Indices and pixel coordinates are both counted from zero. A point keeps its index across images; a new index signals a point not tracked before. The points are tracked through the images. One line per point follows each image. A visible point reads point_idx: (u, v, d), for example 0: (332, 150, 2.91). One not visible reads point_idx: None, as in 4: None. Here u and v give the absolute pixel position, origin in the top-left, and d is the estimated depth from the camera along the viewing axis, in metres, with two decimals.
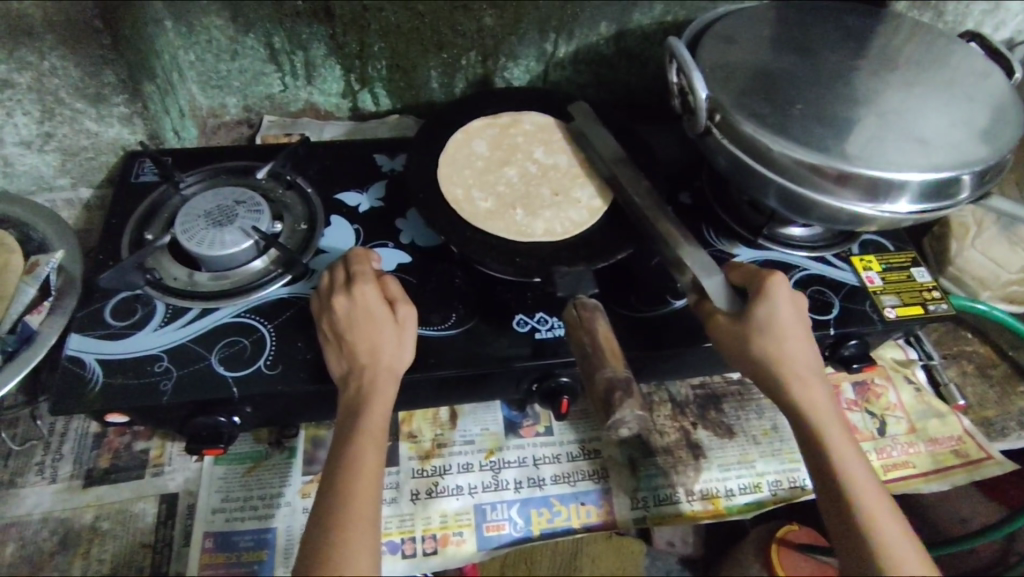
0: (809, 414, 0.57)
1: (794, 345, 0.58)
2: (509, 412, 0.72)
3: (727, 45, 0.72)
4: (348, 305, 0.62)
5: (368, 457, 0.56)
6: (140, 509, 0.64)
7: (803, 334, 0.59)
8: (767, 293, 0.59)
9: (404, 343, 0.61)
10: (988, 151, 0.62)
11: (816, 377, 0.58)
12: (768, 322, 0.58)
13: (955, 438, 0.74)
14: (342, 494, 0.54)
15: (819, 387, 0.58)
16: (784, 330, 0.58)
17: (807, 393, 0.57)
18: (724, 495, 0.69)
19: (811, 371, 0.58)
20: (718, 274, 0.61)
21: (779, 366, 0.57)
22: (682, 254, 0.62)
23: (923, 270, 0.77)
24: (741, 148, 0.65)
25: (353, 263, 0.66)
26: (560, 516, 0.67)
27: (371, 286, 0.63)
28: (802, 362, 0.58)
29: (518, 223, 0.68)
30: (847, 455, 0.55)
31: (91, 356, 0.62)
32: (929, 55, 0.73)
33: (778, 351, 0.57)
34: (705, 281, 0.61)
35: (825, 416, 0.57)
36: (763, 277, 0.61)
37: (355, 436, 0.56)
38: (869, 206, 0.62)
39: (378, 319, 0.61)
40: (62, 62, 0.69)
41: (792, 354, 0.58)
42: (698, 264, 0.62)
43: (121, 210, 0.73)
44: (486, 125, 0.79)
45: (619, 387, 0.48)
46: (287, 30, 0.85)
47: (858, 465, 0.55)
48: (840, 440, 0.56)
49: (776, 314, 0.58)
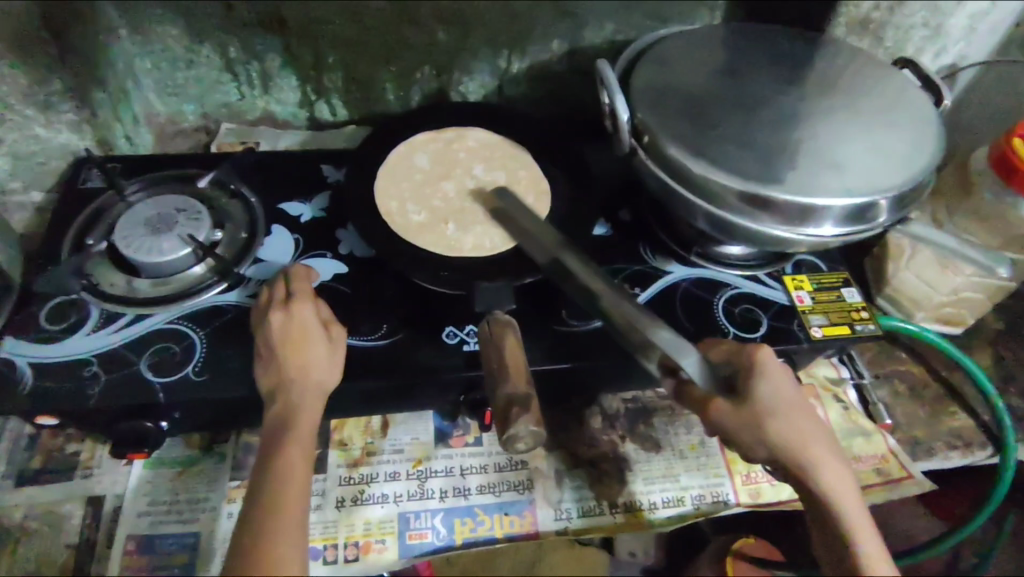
0: (830, 494, 0.56)
1: (805, 423, 0.57)
2: (440, 422, 0.74)
3: (661, 67, 0.74)
4: (284, 325, 0.62)
5: (297, 470, 0.56)
6: (67, 511, 0.65)
7: (809, 410, 0.58)
8: (765, 372, 0.58)
9: (334, 363, 0.62)
10: (901, 177, 0.63)
11: (828, 453, 0.57)
12: (774, 403, 0.57)
13: (878, 457, 0.75)
14: (271, 493, 0.54)
15: (833, 461, 0.57)
16: (793, 410, 0.57)
17: (826, 472, 0.56)
18: (648, 508, 0.70)
19: (824, 449, 0.57)
20: (693, 353, 0.54)
21: (797, 448, 0.56)
22: (654, 337, 0.54)
23: (854, 290, 0.78)
24: (666, 170, 0.66)
25: (293, 280, 0.67)
26: (483, 526, 0.68)
27: (308, 305, 0.64)
28: (815, 440, 0.57)
29: (448, 237, 0.70)
30: (869, 534, 0.55)
31: (22, 359, 0.64)
32: (858, 81, 0.74)
33: (793, 433, 0.57)
34: (686, 366, 0.53)
35: (844, 495, 0.56)
36: (755, 353, 0.60)
37: (277, 443, 0.57)
38: (787, 229, 0.64)
39: (312, 335, 0.62)
40: (10, 70, 0.70)
41: (805, 435, 0.57)
42: (671, 345, 0.54)
43: (64, 216, 0.74)
44: (430, 139, 0.81)
45: (516, 403, 0.50)
46: (242, 40, 0.87)
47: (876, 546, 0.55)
48: (860, 517, 0.56)
49: (778, 392, 0.58)
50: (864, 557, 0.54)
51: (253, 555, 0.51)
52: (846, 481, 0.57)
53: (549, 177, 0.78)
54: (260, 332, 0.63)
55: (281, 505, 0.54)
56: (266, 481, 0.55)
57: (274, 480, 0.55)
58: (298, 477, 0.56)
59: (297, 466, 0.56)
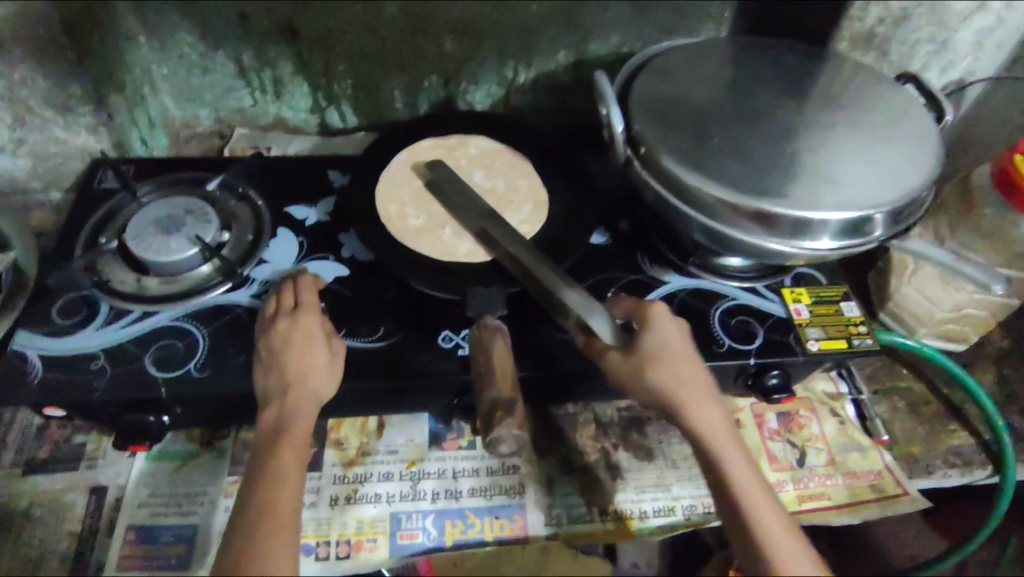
0: (706, 433, 0.58)
1: (685, 367, 0.61)
2: (435, 425, 0.75)
3: (662, 79, 0.75)
4: (288, 332, 0.64)
5: (292, 476, 0.57)
6: (71, 499, 0.67)
7: (693, 358, 0.62)
8: (651, 323, 0.63)
9: (333, 373, 0.64)
10: (895, 193, 0.63)
11: (707, 395, 0.60)
12: (656, 350, 0.61)
13: (874, 473, 0.75)
14: (266, 494, 0.56)
15: (712, 403, 0.60)
16: (676, 356, 0.61)
17: (704, 414, 0.59)
18: (638, 517, 0.70)
19: (704, 393, 0.60)
20: (601, 311, 0.60)
21: (675, 390, 0.59)
22: (565, 298, 0.60)
23: (852, 304, 0.78)
24: (661, 181, 0.67)
25: (301, 289, 0.68)
26: (473, 528, 0.68)
27: (315, 315, 0.66)
28: (696, 385, 0.60)
29: (445, 242, 0.72)
30: (745, 473, 0.57)
31: (33, 352, 0.66)
32: (858, 95, 0.75)
33: (673, 376, 0.60)
34: (592, 322, 0.59)
35: (723, 437, 0.59)
36: (644, 308, 0.65)
37: (274, 447, 0.58)
38: (781, 242, 0.64)
39: (314, 344, 0.63)
40: (31, 74, 0.73)
41: (685, 378, 0.60)
42: (580, 303, 0.60)
43: (79, 215, 0.77)
44: (433, 147, 0.83)
45: (501, 407, 0.52)
46: (255, 48, 0.90)
47: (749, 478, 0.57)
48: (736, 457, 0.58)
49: (662, 341, 0.62)
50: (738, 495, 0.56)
51: (245, 556, 0.52)
52: (723, 421, 0.59)
53: (548, 185, 0.79)
54: (263, 337, 0.65)
55: (275, 507, 0.55)
56: (261, 484, 0.56)
57: (269, 484, 0.56)
58: (292, 483, 0.57)
59: (291, 471, 0.58)
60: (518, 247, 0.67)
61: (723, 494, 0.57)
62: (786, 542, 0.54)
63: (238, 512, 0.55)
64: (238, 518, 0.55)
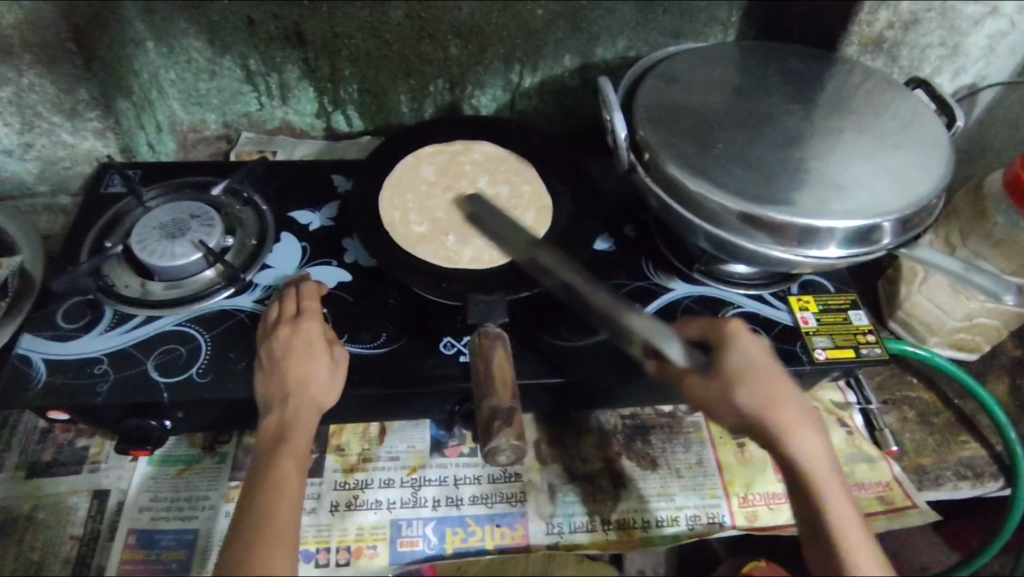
0: (801, 459, 0.57)
1: (775, 388, 0.59)
2: (436, 431, 0.74)
3: (668, 84, 0.74)
4: (290, 339, 0.64)
5: (290, 484, 0.57)
6: (73, 503, 0.67)
7: (781, 378, 0.60)
8: (735, 341, 0.61)
9: (335, 381, 0.63)
10: (904, 200, 0.62)
11: (800, 418, 0.58)
12: (744, 370, 0.59)
13: (882, 485, 0.74)
14: (265, 502, 0.56)
15: (805, 426, 0.58)
16: (763, 377, 0.59)
17: (797, 437, 0.57)
18: (640, 526, 0.70)
19: (797, 415, 0.58)
20: (675, 338, 0.58)
21: (768, 413, 0.57)
22: (630, 322, 0.57)
23: (861, 313, 0.77)
24: (665, 188, 0.67)
25: (303, 297, 0.68)
26: (474, 536, 0.68)
27: (317, 322, 0.66)
28: (789, 408, 0.58)
29: (448, 248, 0.72)
30: (842, 505, 0.56)
31: (38, 355, 0.67)
32: (868, 101, 0.74)
33: (765, 397, 0.58)
34: (670, 349, 0.57)
35: (820, 465, 0.57)
36: (725, 326, 0.62)
37: (274, 454, 0.58)
38: (787, 251, 0.63)
39: (315, 351, 0.63)
40: (39, 79, 0.75)
41: (776, 399, 0.58)
42: (653, 330, 0.57)
43: (85, 219, 0.77)
44: (437, 152, 0.82)
45: (500, 416, 0.51)
46: (262, 53, 0.90)
47: (844, 507, 0.56)
48: (833, 487, 0.57)
49: (749, 360, 0.60)
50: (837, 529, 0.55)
51: (242, 563, 0.52)
52: (817, 445, 0.58)
53: (552, 192, 0.78)
54: (265, 345, 0.64)
55: (274, 515, 0.55)
56: (260, 491, 0.56)
57: (267, 491, 0.56)
58: (290, 490, 0.57)
59: (289, 479, 0.58)
60: (521, 255, 0.67)
61: (818, 527, 0.56)
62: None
63: (237, 518, 0.56)
64: (237, 524, 0.56)
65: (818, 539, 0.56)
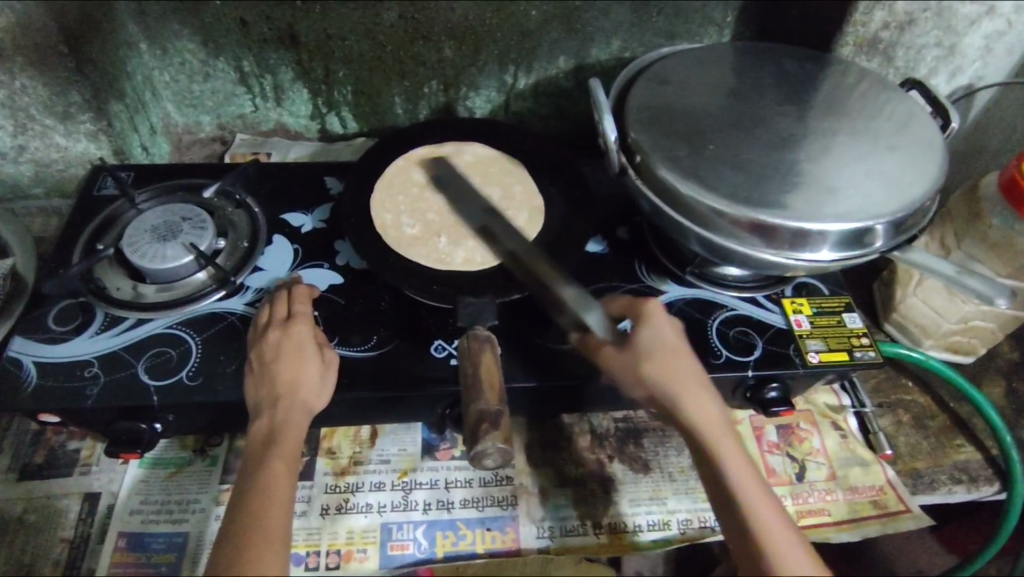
0: (701, 427, 0.59)
1: (679, 361, 0.61)
2: (428, 434, 0.74)
3: (661, 86, 0.74)
4: (280, 342, 0.64)
5: (280, 487, 0.57)
6: (64, 506, 0.67)
7: (685, 352, 0.62)
8: (647, 318, 0.63)
9: (325, 384, 0.63)
10: (897, 203, 0.62)
11: (703, 389, 0.60)
12: (650, 344, 0.61)
13: (876, 489, 0.73)
14: (255, 504, 0.55)
15: (709, 396, 0.60)
16: (670, 350, 0.61)
17: (698, 406, 0.59)
18: (632, 530, 0.69)
19: (700, 387, 0.60)
20: (597, 308, 0.61)
21: (669, 384, 0.60)
22: (563, 293, 0.61)
23: (855, 316, 0.76)
24: (656, 191, 0.66)
25: (294, 300, 0.68)
26: (464, 540, 0.68)
27: (307, 326, 0.65)
28: (692, 378, 0.60)
29: (439, 250, 0.72)
30: (744, 472, 0.57)
31: (29, 358, 0.67)
32: (862, 103, 0.73)
33: (667, 369, 0.60)
34: (589, 318, 0.60)
35: (720, 432, 0.59)
36: (639, 304, 0.65)
37: (264, 458, 0.58)
38: (779, 254, 0.63)
39: (305, 355, 0.63)
40: (31, 82, 0.75)
41: (678, 372, 0.60)
42: (579, 300, 0.60)
43: (77, 222, 0.77)
44: (429, 154, 0.82)
45: (487, 420, 0.51)
46: (255, 55, 0.90)
47: (746, 474, 0.57)
48: (733, 455, 0.58)
49: (656, 336, 0.62)
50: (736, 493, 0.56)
51: (232, 566, 0.52)
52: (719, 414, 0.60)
53: (544, 194, 0.78)
54: (254, 348, 0.64)
55: (265, 518, 0.55)
56: (249, 495, 0.56)
57: (257, 495, 0.56)
58: (280, 494, 0.57)
59: (279, 482, 0.57)
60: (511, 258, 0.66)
61: (721, 492, 0.57)
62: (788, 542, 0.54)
63: (227, 522, 0.55)
64: (227, 528, 0.55)
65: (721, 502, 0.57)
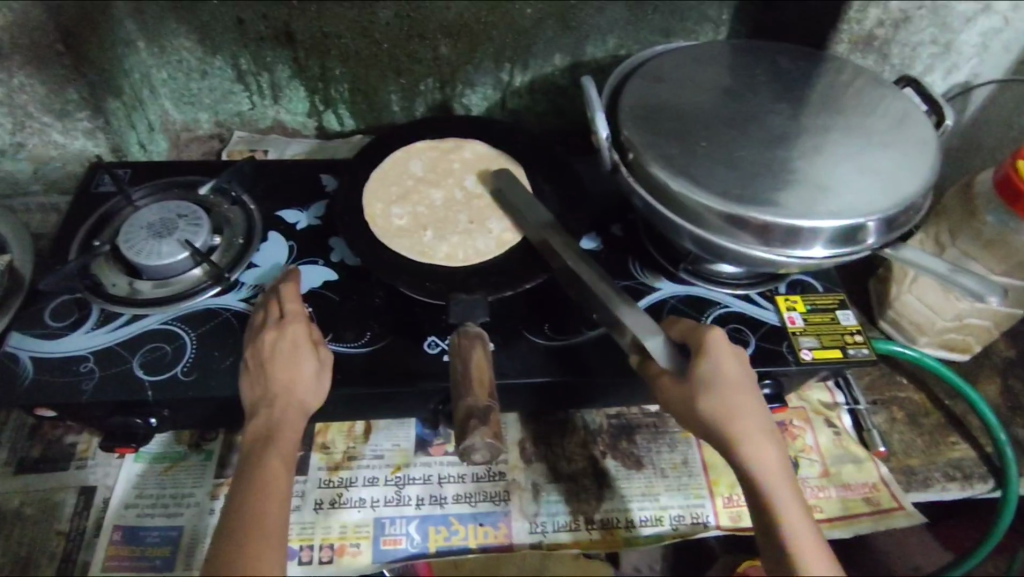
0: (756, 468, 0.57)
1: (740, 399, 0.59)
2: (422, 430, 0.75)
3: (654, 83, 0.74)
4: (277, 342, 0.64)
5: (276, 487, 0.57)
6: (61, 499, 0.68)
7: (750, 390, 0.60)
8: (710, 350, 0.61)
9: (321, 383, 0.63)
10: (888, 200, 0.62)
11: (761, 432, 0.59)
12: (712, 378, 0.60)
13: (869, 485, 0.73)
14: (255, 504, 0.56)
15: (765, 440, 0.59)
16: (733, 386, 0.60)
17: (756, 448, 0.58)
18: (625, 526, 0.70)
19: (757, 427, 0.59)
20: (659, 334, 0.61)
21: (728, 422, 0.58)
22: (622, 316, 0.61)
23: (849, 313, 0.76)
24: (648, 189, 0.67)
25: (285, 300, 0.68)
26: (457, 535, 0.68)
27: (302, 325, 0.65)
28: (749, 416, 0.59)
29: (424, 243, 0.72)
30: (798, 517, 0.56)
31: (25, 353, 0.67)
32: (856, 100, 0.73)
33: (726, 405, 0.59)
34: (648, 344, 0.60)
35: (775, 477, 0.57)
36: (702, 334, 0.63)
37: (257, 458, 0.58)
38: (771, 251, 0.63)
39: (301, 354, 0.63)
40: (29, 80, 0.75)
41: (739, 410, 0.59)
42: (638, 324, 0.61)
43: (75, 218, 0.78)
44: (428, 147, 0.83)
45: (475, 415, 0.51)
46: (252, 53, 0.90)
47: (798, 518, 0.55)
48: (787, 499, 0.56)
49: (721, 369, 0.60)
50: (789, 537, 0.54)
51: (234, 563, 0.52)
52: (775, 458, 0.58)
53: (537, 191, 0.78)
54: (250, 350, 0.64)
55: (259, 517, 0.55)
56: (246, 496, 0.56)
57: (255, 493, 0.56)
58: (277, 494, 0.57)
59: (277, 480, 0.58)
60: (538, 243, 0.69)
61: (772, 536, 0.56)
62: None
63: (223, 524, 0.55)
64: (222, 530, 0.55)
65: (772, 545, 0.55)
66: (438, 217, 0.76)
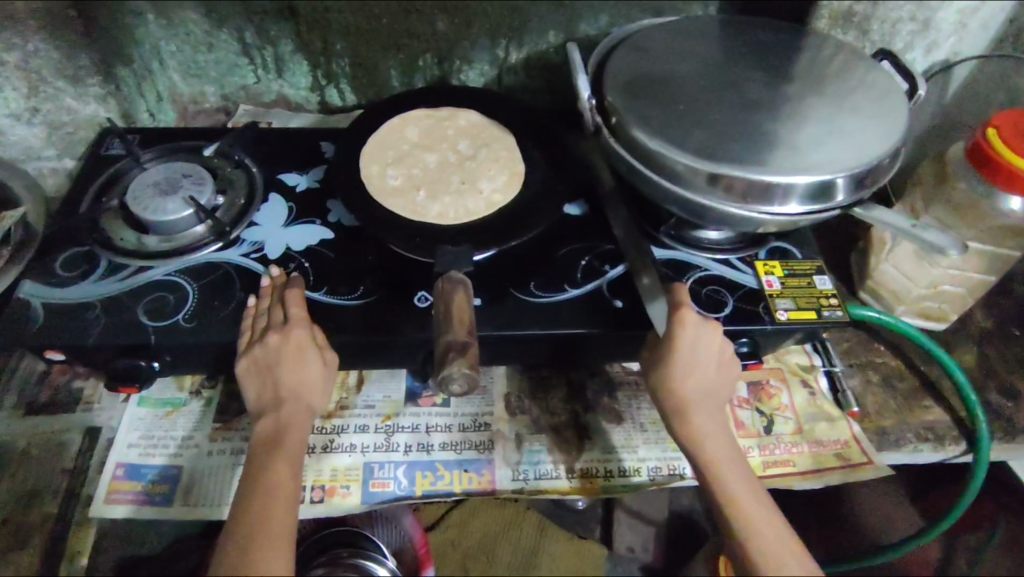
0: (706, 434, 0.64)
1: (698, 369, 0.65)
2: (412, 382, 0.78)
3: (638, 53, 0.77)
4: (280, 347, 0.65)
5: (285, 490, 0.61)
6: (67, 439, 0.72)
7: (710, 359, 0.65)
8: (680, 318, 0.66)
9: (326, 385, 0.67)
10: (856, 159, 0.65)
11: (711, 401, 0.65)
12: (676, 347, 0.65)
13: (841, 442, 0.76)
14: (264, 498, 0.60)
15: (714, 408, 0.66)
16: (693, 360, 0.64)
17: (708, 416, 0.65)
18: (603, 476, 0.72)
19: (710, 397, 0.65)
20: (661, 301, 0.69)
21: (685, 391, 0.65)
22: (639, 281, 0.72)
23: (825, 278, 0.79)
24: (629, 149, 0.70)
25: (289, 304, 0.68)
26: (442, 480, 0.71)
27: (304, 327, 0.67)
28: (702, 386, 0.65)
29: (416, 203, 0.76)
30: (736, 476, 0.63)
31: (36, 300, 0.71)
32: (834, 70, 0.76)
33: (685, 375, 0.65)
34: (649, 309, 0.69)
35: (720, 442, 0.64)
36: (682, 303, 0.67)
37: (269, 458, 0.62)
38: (744, 210, 0.66)
39: (306, 358, 0.66)
40: (43, 45, 0.81)
41: (695, 380, 0.65)
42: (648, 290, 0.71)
43: (85, 178, 0.82)
44: (424, 116, 0.87)
45: (453, 348, 0.55)
46: (257, 26, 0.94)
47: (737, 477, 0.63)
48: (729, 461, 0.64)
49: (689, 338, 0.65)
50: (728, 492, 0.62)
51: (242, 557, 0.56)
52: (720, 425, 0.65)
53: (526, 156, 0.81)
54: (251, 355, 0.65)
55: (265, 511, 0.59)
56: (256, 494, 0.60)
57: (262, 496, 0.60)
58: (287, 496, 0.61)
59: (284, 483, 0.61)
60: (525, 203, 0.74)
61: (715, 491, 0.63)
62: (777, 550, 0.59)
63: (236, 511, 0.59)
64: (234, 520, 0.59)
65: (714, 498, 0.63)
66: (429, 178, 0.79)
